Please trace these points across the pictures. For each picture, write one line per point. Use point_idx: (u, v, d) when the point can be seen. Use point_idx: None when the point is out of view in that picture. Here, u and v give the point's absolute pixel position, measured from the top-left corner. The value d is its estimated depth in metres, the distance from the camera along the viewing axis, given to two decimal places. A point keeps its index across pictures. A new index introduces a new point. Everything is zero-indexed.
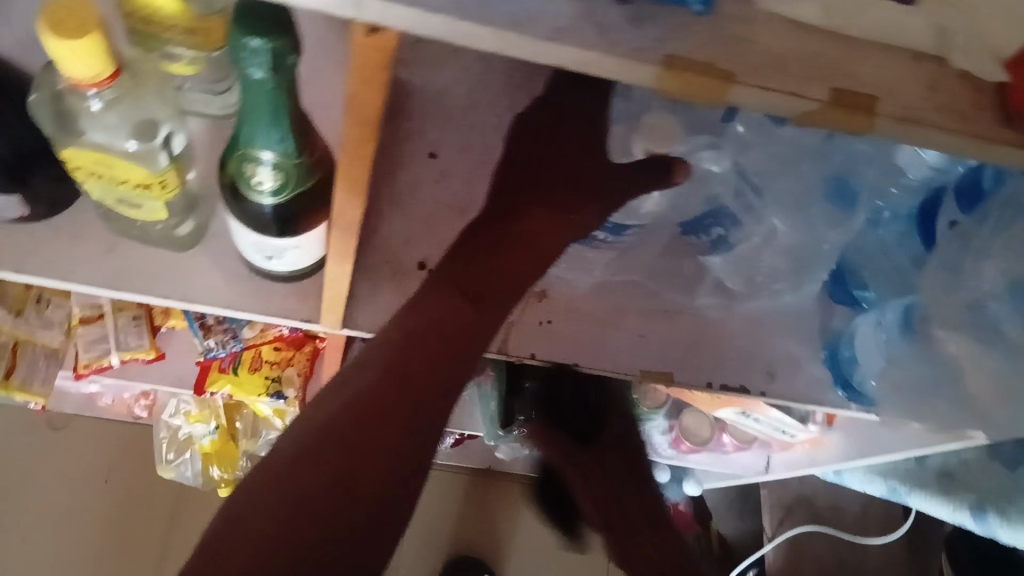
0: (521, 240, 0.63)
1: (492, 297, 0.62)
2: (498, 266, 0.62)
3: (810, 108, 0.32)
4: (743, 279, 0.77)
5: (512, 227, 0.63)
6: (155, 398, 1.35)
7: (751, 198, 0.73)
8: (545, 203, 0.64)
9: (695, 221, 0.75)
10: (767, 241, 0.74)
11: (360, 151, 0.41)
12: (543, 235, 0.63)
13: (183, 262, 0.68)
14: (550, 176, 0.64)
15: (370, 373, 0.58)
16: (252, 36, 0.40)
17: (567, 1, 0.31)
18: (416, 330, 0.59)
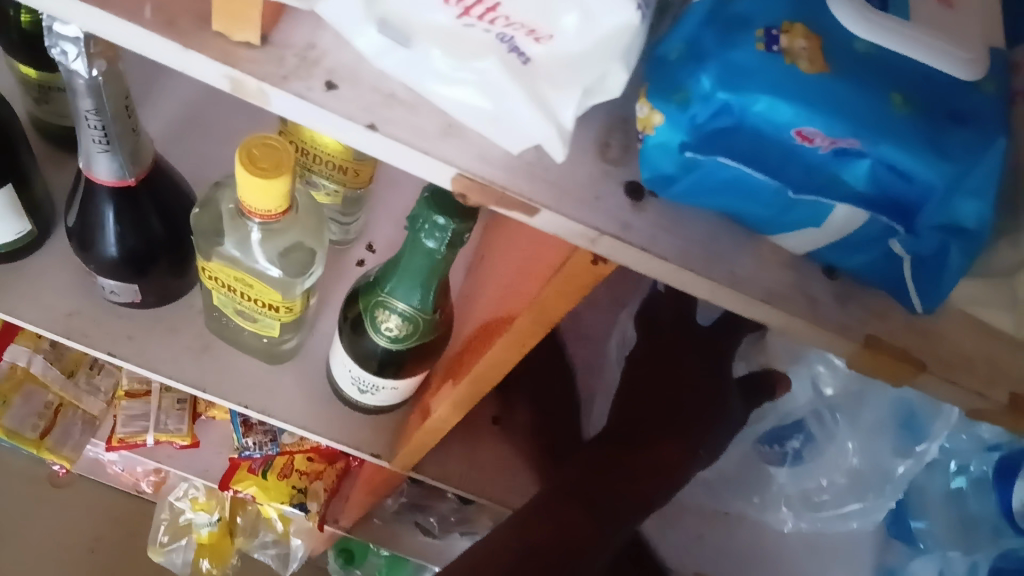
0: (658, 466, 0.60)
1: (621, 513, 0.56)
2: (626, 479, 0.59)
3: (986, 406, 0.33)
4: (806, 499, 0.74)
5: (640, 449, 0.61)
6: (165, 477, 1.32)
7: (828, 423, 0.71)
8: (677, 420, 0.63)
9: (773, 431, 0.73)
10: (834, 466, 0.72)
11: (519, 339, 0.42)
12: (675, 465, 0.61)
13: (270, 374, 0.68)
14: (686, 404, 0.64)
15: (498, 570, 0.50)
16: (440, 214, 0.42)
17: (780, 268, 0.33)
18: (539, 544, 0.52)
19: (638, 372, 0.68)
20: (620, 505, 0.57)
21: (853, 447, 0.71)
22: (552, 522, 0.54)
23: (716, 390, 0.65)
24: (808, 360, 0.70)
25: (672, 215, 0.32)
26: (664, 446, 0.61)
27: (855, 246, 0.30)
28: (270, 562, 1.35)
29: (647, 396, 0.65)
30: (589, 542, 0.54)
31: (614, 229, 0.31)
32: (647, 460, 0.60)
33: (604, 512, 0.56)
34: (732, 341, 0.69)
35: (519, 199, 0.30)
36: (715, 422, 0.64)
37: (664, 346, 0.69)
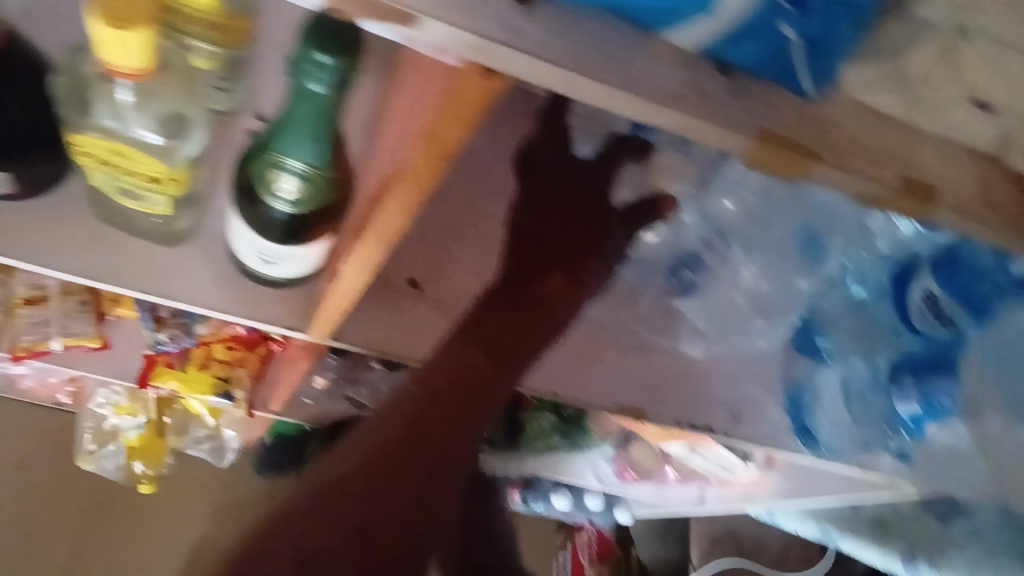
0: (542, 302, 0.53)
1: (513, 353, 0.52)
2: (514, 318, 0.52)
3: (879, 192, 0.34)
4: (714, 322, 0.75)
5: (527, 286, 0.53)
6: (83, 385, 1.28)
7: (717, 243, 0.74)
8: (558, 248, 0.54)
9: (673, 262, 0.75)
10: (733, 286, 0.75)
11: (417, 184, 0.41)
12: (561, 298, 0.54)
13: (170, 257, 0.65)
14: (571, 238, 0.54)
15: (394, 426, 0.48)
16: (321, 51, 0.40)
17: (677, 67, 0.32)
18: (433, 391, 0.49)
19: (521, 216, 0.54)
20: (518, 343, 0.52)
21: (750, 269, 0.75)
22: (444, 366, 0.50)
23: (602, 219, 0.54)
24: (715, 184, 0.72)
25: (563, 17, 0.30)
26: (546, 278, 0.53)
27: (744, 35, 0.31)
28: (206, 456, 1.37)
29: (530, 231, 0.54)
30: (487, 382, 0.50)
31: (504, 35, 0.29)
32: (531, 297, 0.53)
33: (504, 350, 0.52)
34: (611, 171, 0.56)
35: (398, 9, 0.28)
36: (600, 251, 0.55)
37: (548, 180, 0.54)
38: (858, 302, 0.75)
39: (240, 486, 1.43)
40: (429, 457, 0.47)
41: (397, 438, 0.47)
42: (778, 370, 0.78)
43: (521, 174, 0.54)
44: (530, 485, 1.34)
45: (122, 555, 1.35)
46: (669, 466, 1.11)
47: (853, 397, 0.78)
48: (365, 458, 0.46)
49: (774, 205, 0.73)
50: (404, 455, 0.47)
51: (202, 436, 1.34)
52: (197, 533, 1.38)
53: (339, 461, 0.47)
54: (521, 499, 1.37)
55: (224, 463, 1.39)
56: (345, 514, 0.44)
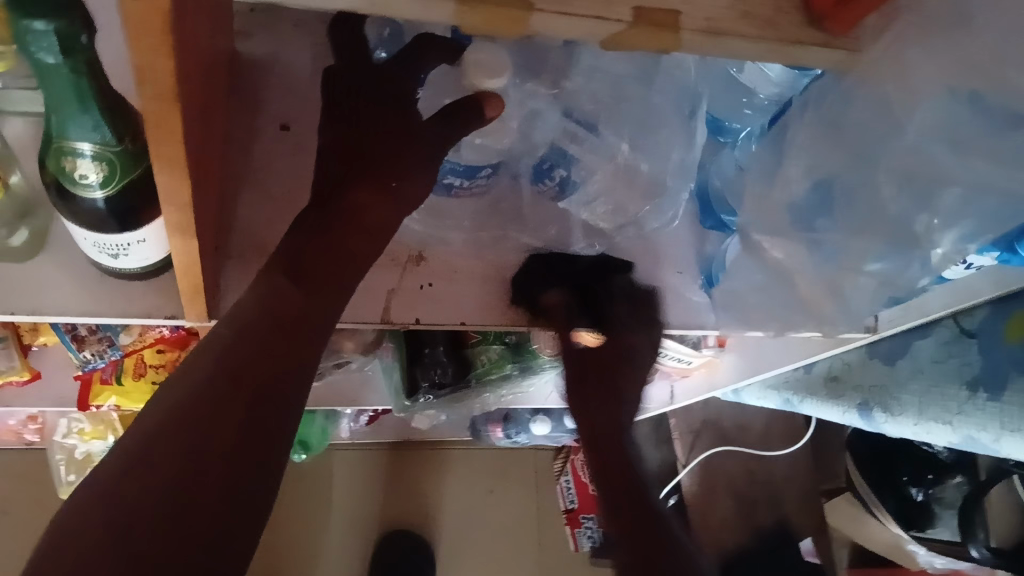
0: (349, 220, 0.56)
1: (325, 275, 0.54)
2: (326, 241, 0.55)
3: (615, 29, 0.32)
4: (610, 212, 0.71)
5: (332, 204, 0.56)
6: (44, 420, 1.28)
7: (585, 135, 0.68)
8: (360, 166, 0.57)
9: (537, 167, 0.70)
10: (614, 173, 0.69)
11: (170, 143, 0.39)
12: (368, 207, 0.57)
13: (25, 271, 0.63)
14: (370, 147, 0.57)
15: (205, 368, 0.47)
16: (30, 17, 0.37)
17: None
18: (246, 325, 0.50)
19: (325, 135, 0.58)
20: (330, 266, 0.55)
21: (626, 150, 0.68)
22: (254, 300, 0.51)
23: (409, 125, 0.57)
24: (567, 68, 0.67)
25: None
26: (353, 193, 0.57)
27: None
28: None
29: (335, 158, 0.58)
30: (299, 308, 0.52)
31: None
32: (339, 216, 0.56)
33: (317, 278, 0.54)
34: (410, 69, 0.58)
35: None
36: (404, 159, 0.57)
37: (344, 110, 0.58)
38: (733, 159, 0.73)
39: None
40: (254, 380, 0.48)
41: (210, 381, 0.47)
42: (690, 248, 0.75)
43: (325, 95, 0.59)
44: (509, 418, 1.34)
45: None
46: None
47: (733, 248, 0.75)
48: (191, 393, 0.46)
49: (633, 83, 0.68)
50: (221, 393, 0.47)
51: None
52: None
53: (159, 404, 0.46)
54: (504, 433, 1.37)
55: None
56: (170, 454, 0.43)
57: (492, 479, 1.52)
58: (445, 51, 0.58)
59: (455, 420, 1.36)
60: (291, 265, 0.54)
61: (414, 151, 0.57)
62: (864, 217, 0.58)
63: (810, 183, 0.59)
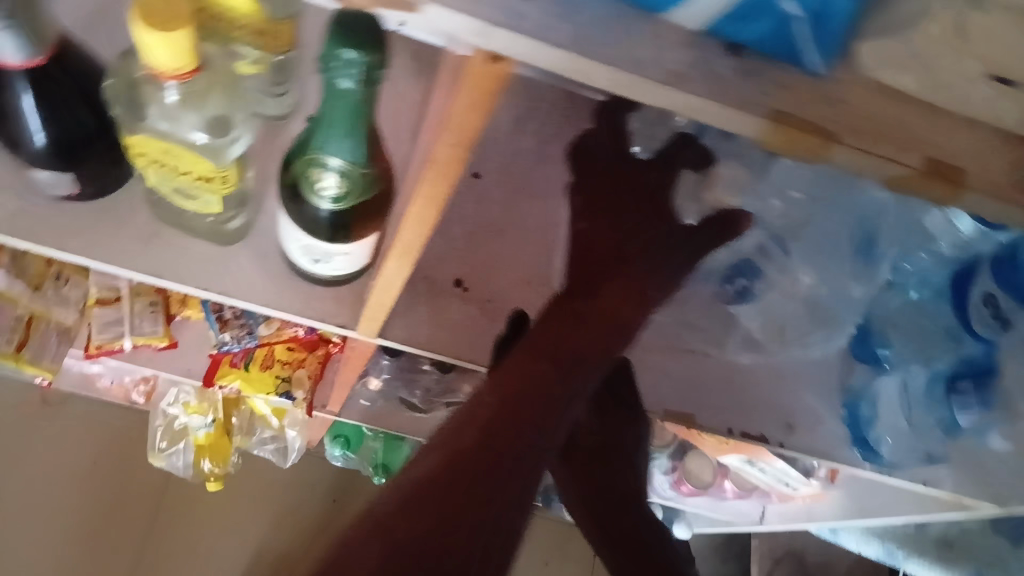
0: (604, 319, 0.55)
1: (575, 363, 0.54)
2: (569, 326, 0.55)
3: (902, 173, 0.34)
4: (771, 329, 0.72)
5: (586, 301, 0.55)
6: (155, 384, 1.34)
7: (773, 251, 0.71)
8: (613, 264, 0.56)
9: (727, 269, 0.72)
10: (793, 296, 0.72)
11: (441, 179, 0.42)
12: (619, 308, 0.55)
13: (223, 256, 0.68)
14: (625, 249, 0.56)
15: (469, 433, 0.50)
16: (347, 46, 0.41)
17: (681, 47, 0.31)
18: (507, 398, 0.52)
19: (576, 222, 0.57)
20: (575, 351, 0.55)
21: (806, 277, 0.71)
22: (515, 371, 0.53)
23: (657, 224, 0.56)
24: (770, 186, 0.67)
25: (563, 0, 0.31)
26: (600, 295, 0.55)
27: (747, 13, 0.29)
28: (271, 457, 1.40)
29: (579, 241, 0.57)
30: (557, 391, 0.53)
31: (501, 18, 0.30)
32: (588, 306, 0.55)
33: (564, 359, 0.54)
34: (664, 172, 0.59)
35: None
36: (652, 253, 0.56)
37: (600, 194, 0.57)
38: (913, 305, 0.73)
39: (302, 488, 1.46)
40: (501, 451, 0.50)
41: (467, 444, 0.50)
42: (835, 376, 0.74)
43: (572, 164, 0.60)
44: None
45: (192, 551, 1.39)
46: (725, 479, 1.09)
47: (913, 395, 0.75)
48: (447, 453, 0.49)
49: (834, 204, 0.70)
50: (471, 457, 0.49)
51: (266, 436, 1.37)
52: (258, 532, 1.42)
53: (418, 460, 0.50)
54: None
55: (288, 464, 1.41)
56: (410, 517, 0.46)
57: (550, 550, 1.51)
58: (697, 159, 0.61)
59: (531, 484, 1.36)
60: (548, 352, 0.54)
61: (663, 253, 0.56)
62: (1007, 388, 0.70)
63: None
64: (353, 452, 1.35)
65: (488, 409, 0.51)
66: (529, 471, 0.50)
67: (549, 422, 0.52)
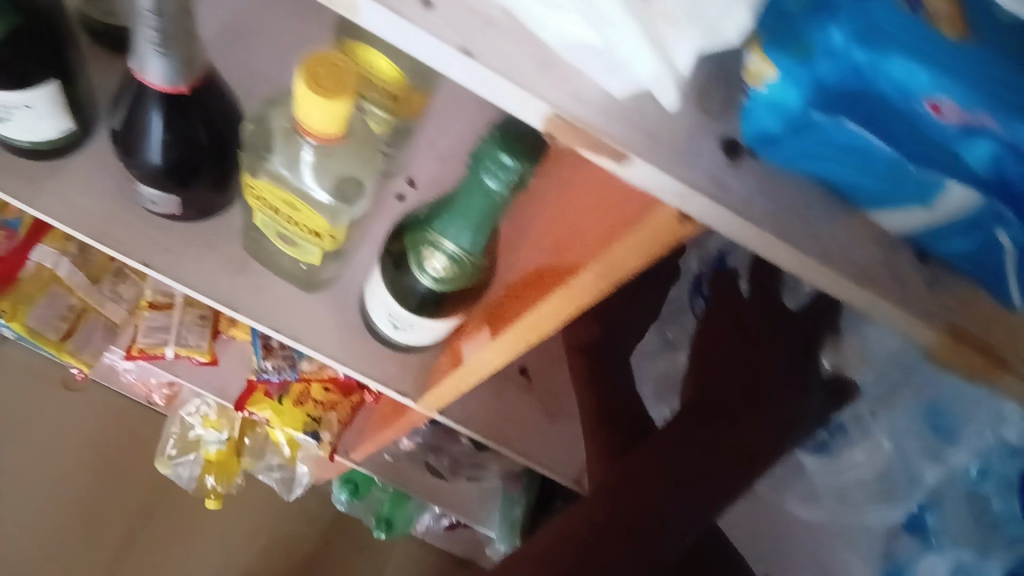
0: (736, 455, 0.59)
1: (700, 492, 0.59)
2: (698, 452, 0.59)
3: None
4: (837, 494, 0.68)
5: (721, 437, 0.60)
6: (179, 391, 1.33)
7: (859, 418, 0.64)
8: (745, 403, 0.60)
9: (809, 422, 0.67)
10: (871, 461, 0.64)
11: (570, 298, 0.42)
12: (757, 451, 0.59)
13: (302, 301, 0.67)
14: (757, 393, 0.61)
15: (583, 537, 0.59)
16: (508, 153, 0.41)
17: (872, 245, 0.31)
18: (621, 507, 0.60)
19: (715, 350, 0.61)
20: (699, 481, 0.59)
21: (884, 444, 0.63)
22: (630, 485, 0.60)
23: (779, 364, 0.62)
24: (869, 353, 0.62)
25: (767, 178, 0.30)
26: (729, 438, 0.60)
27: (956, 231, 0.29)
28: (275, 485, 1.38)
29: (701, 367, 0.62)
30: (673, 512, 0.59)
31: (708, 188, 0.29)
32: (723, 444, 0.60)
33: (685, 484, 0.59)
34: (804, 323, 0.62)
35: (612, 144, 0.29)
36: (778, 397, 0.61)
37: (739, 328, 0.62)
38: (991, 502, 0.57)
39: (297, 523, 1.43)
40: (612, 553, 0.59)
41: (584, 544, 0.59)
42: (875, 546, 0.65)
43: (716, 300, 0.64)
44: None
45: (174, 564, 1.36)
46: None
47: None
48: (565, 550, 0.59)
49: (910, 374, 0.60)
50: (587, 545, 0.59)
51: (275, 464, 1.35)
52: (244, 558, 1.38)
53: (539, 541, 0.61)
54: None
55: (290, 497, 1.39)
56: None
57: None
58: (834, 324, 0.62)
59: None
60: (673, 477, 0.59)
61: (793, 403, 0.60)
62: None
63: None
64: (359, 499, 1.33)
65: (607, 513, 0.60)
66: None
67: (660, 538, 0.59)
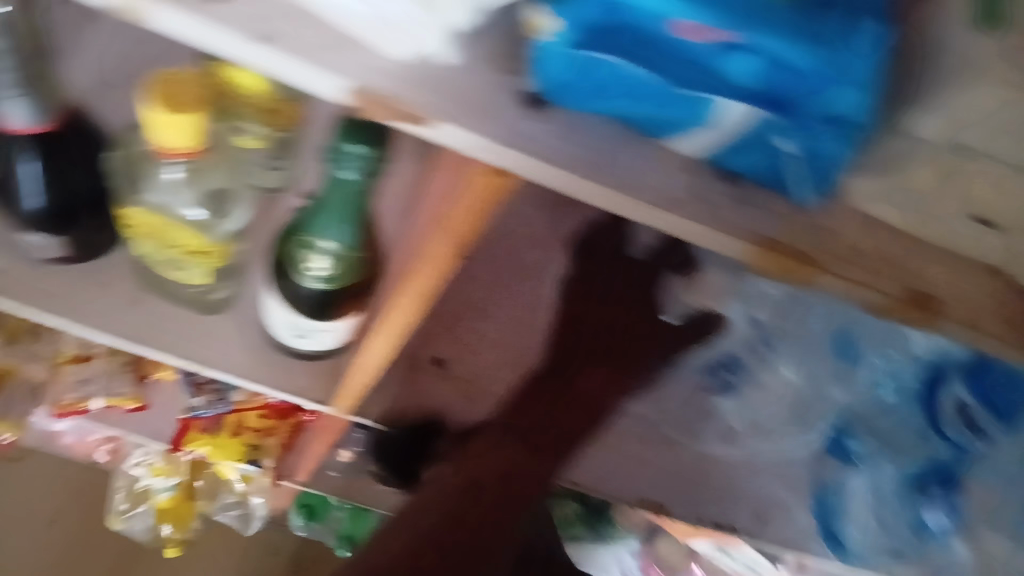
0: (579, 402, 0.58)
1: (550, 449, 0.58)
2: (545, 401, 0.57)
3: (881, 301, 0.34)
4: (751, 427, 0.72)
5: (562, 388, 0.57)
6: (121, 444, 1.30)
7: (760, 348, 0.72)
8: (595, 355, 0.57)
9: (709, 362, 0.73)
10: (782, 392, 0.72)
11: (440, 263, 0.41)
12: (598, 393, 0.58)
13: (204, 325, 0.67)
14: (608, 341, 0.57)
15: (429, 517, 0.57)
16: (356, 141, 0.41)
17: (679, 175, 0.33)
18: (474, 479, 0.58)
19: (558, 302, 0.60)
20: (555, 439, 0.58)
21: (791, 373, 0.72)
22: (489, 459, 0.58)
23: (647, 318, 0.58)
24: (750, 290, 0.70)
25: (569, 123, 0.32)
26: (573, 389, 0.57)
27: (744, 145, 0.31)
28: (233, 523, 1.36)
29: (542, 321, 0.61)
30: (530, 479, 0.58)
31: (511, 138, 0.31)
32: (566, 394, 0.57)
33: (545, 445, 0.58)
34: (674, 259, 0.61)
35: (412, 110, 0.30)
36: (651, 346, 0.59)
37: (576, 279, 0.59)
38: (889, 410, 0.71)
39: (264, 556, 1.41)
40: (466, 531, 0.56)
41: (432, 525, 0.56)
42: (807, 470, 0.73)
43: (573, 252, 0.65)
44: None
45: None
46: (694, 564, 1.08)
47: (887, 502, 0.71)
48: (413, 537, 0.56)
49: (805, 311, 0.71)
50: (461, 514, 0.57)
51: (231, 503, 1.33)
52: None
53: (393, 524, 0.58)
54: None
55: (249, 532, 1.38)
56: None
57: None
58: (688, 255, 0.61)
59: None
60: (524, 436, 0.58)
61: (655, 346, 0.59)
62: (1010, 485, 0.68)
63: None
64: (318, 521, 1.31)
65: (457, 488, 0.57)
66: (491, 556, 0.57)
67: (526, 499, 0.58)
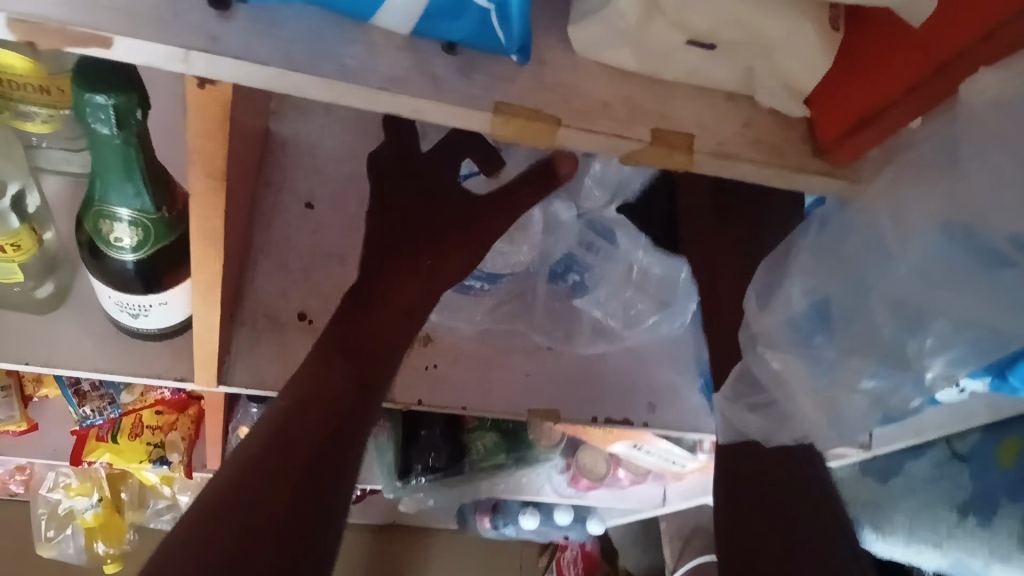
0: (392, 300, 0.54)
1: (376, 355, 0.52)
2: (362, 309, 0.53)
3: (634, 148, 0.34)
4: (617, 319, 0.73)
5: (375, 288, 0.54)
6: (32, 471, 1.24)
7: (598, 242, 0.72)
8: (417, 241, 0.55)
9: (554, 270, 0.73)
10: (625, 271, 0.72)
11: (211, 205, 0.40)
12: (414, 291, 0.54)
13: (44, 324, 0.64)
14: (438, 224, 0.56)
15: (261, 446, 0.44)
16: (95, 92, 0.39)
17: (397, 54, 0.32)
18: (295, 410, 0.47)
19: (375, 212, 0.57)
20: (380, 353, 0.52)
21: (638, 256, 0.72)
22: (307, 379, 0.49)
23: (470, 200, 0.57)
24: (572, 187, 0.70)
25: (265, 21, 0.31)
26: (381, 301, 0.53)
27: (445, 12, 0.31)
28: (168, 527, 1.34)
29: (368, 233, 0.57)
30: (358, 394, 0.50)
31: (201, 44, 0.29)
32: (375, 293, 0.54)
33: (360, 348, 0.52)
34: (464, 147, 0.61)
35: (84, 31, 0.29)
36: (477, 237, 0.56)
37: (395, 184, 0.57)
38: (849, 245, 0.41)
39: None
40: (305, 452, 0.45)
41: (263, 449, 0.44)
42: (691, 352, 0.75)
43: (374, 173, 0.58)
44: (496, 509, 1.27)
45: None
46: (620, 467, 1.10)
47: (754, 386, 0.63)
48: (240, 471, 0.43)
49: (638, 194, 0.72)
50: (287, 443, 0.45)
51: (162, 507, 1.30)
52: None
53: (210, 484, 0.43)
54: (491, 524, 1.29)
55: None
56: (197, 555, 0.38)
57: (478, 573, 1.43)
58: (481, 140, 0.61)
59: (443, 506, 1.32)
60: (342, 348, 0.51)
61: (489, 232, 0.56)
62: (856, 343, 0.41)
63: (813, 305, 0.43)
64: None
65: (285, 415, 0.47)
66: (342, 467, 0.46)
67: (359, 421, 0.49)
